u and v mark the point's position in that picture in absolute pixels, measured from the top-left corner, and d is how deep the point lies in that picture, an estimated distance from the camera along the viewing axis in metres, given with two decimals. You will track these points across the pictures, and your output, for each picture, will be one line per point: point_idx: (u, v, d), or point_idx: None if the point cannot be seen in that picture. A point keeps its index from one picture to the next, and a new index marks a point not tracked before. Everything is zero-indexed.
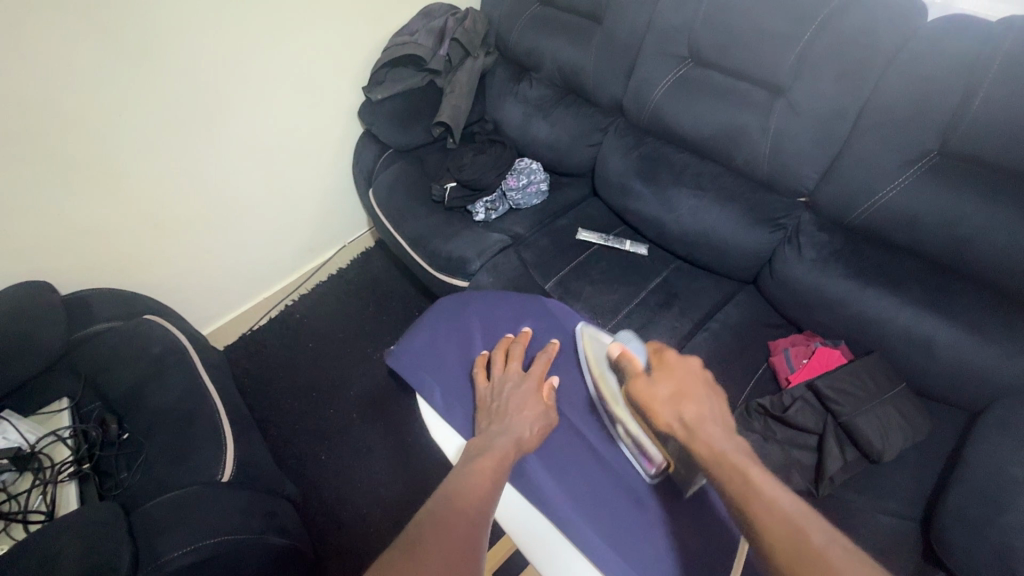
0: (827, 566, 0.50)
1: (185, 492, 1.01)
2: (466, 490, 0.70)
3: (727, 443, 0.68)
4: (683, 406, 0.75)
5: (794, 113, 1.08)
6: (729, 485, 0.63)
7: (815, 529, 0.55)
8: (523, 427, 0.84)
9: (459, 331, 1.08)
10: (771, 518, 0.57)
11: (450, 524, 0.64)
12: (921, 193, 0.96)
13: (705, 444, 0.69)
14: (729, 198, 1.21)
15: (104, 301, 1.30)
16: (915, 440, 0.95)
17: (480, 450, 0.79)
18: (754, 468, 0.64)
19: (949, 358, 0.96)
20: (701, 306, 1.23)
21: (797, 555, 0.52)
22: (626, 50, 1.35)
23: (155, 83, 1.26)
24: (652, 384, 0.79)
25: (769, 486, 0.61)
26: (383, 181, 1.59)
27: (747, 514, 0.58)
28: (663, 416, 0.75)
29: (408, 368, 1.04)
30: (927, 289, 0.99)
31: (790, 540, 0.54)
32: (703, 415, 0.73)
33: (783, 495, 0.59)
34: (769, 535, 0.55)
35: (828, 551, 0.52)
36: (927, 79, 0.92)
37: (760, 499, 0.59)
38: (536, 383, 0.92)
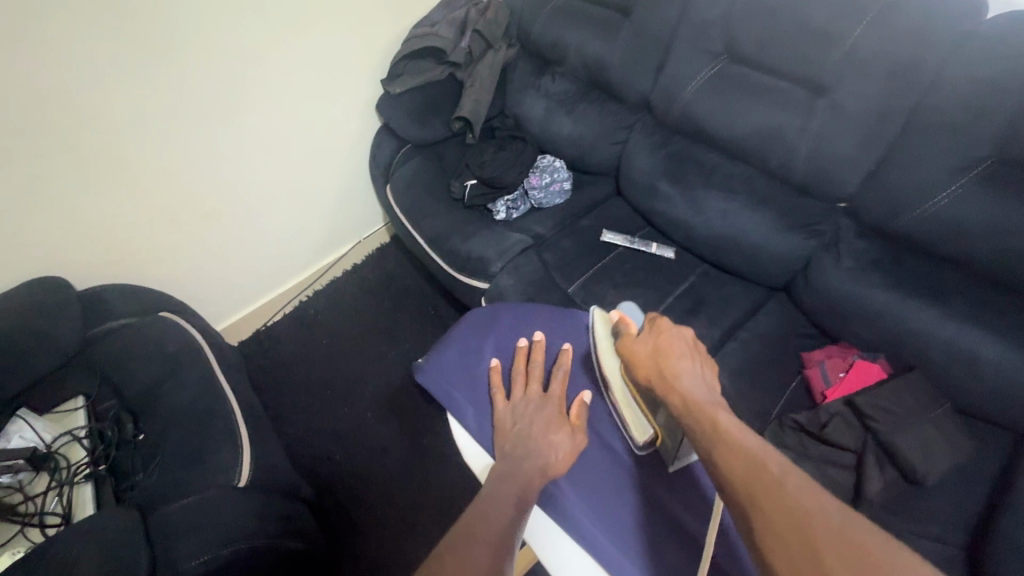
0: (778, 492, 0.49)
1: (202, 496, 0.99)
2: (492, 515, 0.69)
3: (700, 393, 0.68)
4: (664, 361, 0.75)
5: (837, 115, 1.02)
6: (696, 430, 0.62)
7: (774, 459, 0.53)
8: (550, 454, 0.80)
9: (488, 344, 1.03)
10: (732, 455, 0.56)
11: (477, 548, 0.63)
12: (974, 202, 0.90)
13: (680, 394, 0.69)
14: (764, 203, 1.16)
15: (119, 295, 1.28)
16: (959, 462, 0.91)
17: (502, 477, 0.76)
18: (722, 412, 0.63)
19: (998, 377, 0.91)
20: (732, 314, 1.19)
21: (754, 486, 0.51)
22: (657, 45, 1.29)
23: (174, 77, 1.23)
24: (640, 342, 0.80)
25: (735, 427, 0.59)
26: (401, 177, 1.55)
27: (711, 454, 0.58)
28: (644, 371, 0.76)
29: (439, 385, 1.00)
30: (977, 304, 0.94)
31: (751, 473, 0.52)
32: (682, 369, 0.72)
33: (745, 433, 0.58)
34: (731, 473, 0.54)
35: (785, 478, 0.51)
36: (984, 81, 0.87)
37: (725, 439, 0.58)
38: (558, 406, 0.87)
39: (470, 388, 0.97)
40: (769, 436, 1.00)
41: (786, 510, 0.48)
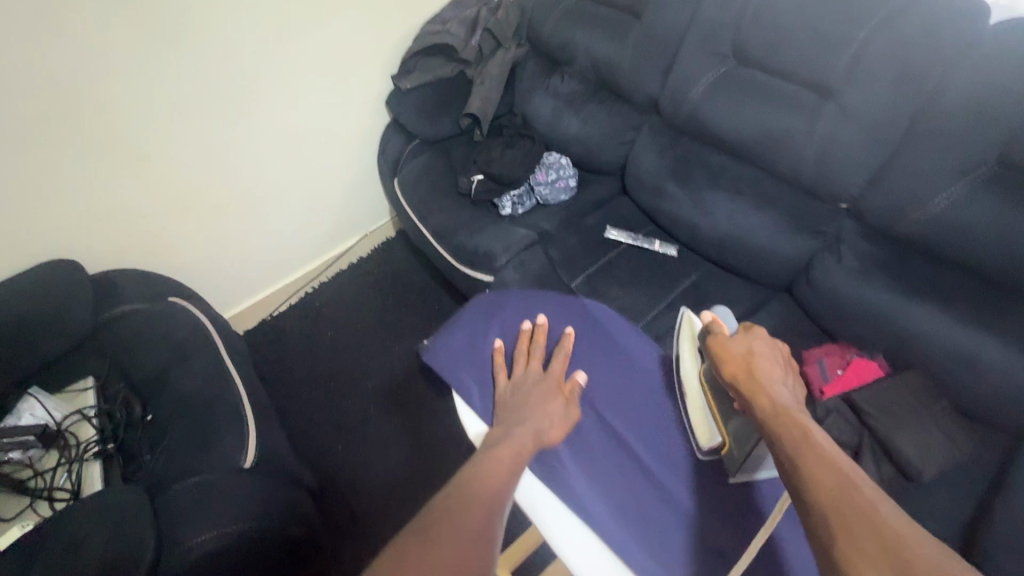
0: (871, 513, 0.49)
1: (207, 478, 0.99)
2: (483, 475, 0.70)
3: (789, 402, 0.69)
4: (755, 366, 0.76)
5: (843, 117, 1.04)
6: (782, 429, 0.64)
7: (866, 482, 0.53)
8: (543, 420, 0.83)
9: (496, 330, 1.03)
10: (821, 459, 0.56)
11: (471, 508, 0.63)
12: (977, 206, 0.91)
13: (768, 397, 0.70)
14: (768, 204, 1.18)
15: (131, 283, 1.29)
16: (957, 461, 0.92)
17: (496, 441, 0.79)
18: (812, 425, 0.64)
19: (997, 379, 0.92)
20: (733, 312, 1.20)
21: (841, 495, 0.51)
22: (665, 46, 1.31)
23: (191, 65, 1.26)
24: (731, 345, 0.81)
25: (827, 440, 0.60)
26: (409, 171, 1.57)
27: (796, 453, 0.59)
28: (731, 370, 0.77)
29: (446, 367, 1.00)
30: (977, 307, 0.95)
31: (838, 481, 0.53)
32: (774, 378, 0.74)
33: (835, 449, 0.58)
34: (814, 473, 0.55)
35: (877, 502, 0.50)
36: (990, 86, 0.88)
37: (815, 447, 0.58)
38: (555, 379, 0.90)
39: (477, 369, 0.98)
40: None
41: (878, 530, 0.48)
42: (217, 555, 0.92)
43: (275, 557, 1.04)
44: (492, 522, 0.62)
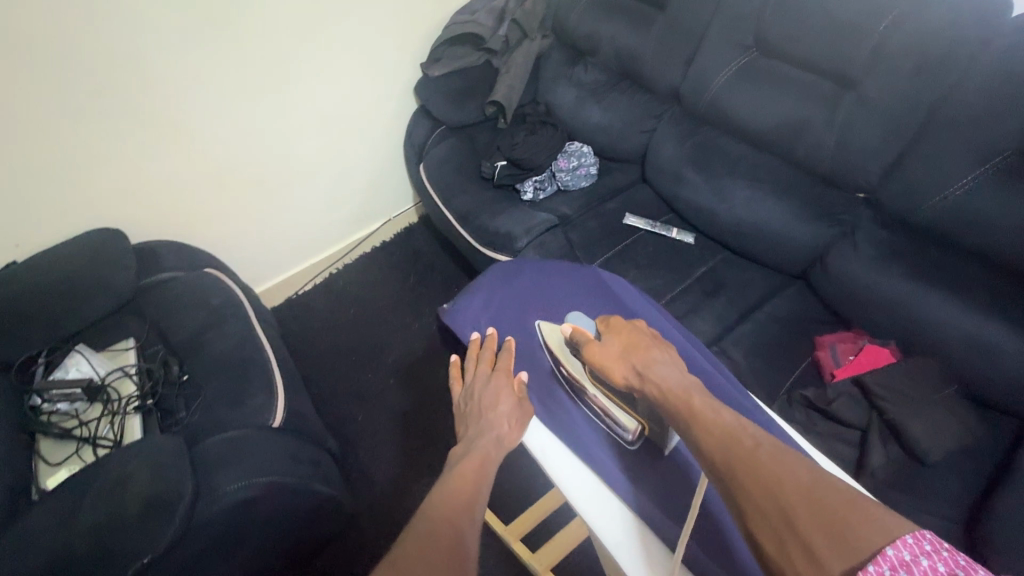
0: (754, 463, 0.54)
1: (241, 433, 1.06)
2: (449, 492, 0.69)
3: (675, 378, 0.71)
4: (635, 356, 0.77)
5: (861, 106, 1.06)
6: (675, 416, 0.66)
7: (748, 434, 0.58)
8: (501, 422, 0.82)
9: (511, 294, 1.06)
10: (710, 434, 0.60)
11: (443, 530, 0.61)
12: (991, 193, 0.93)
13: (655, 383, 0.72)
14: (784, 192, 1.20)
15: (170, 253, 1.37)
16: (965, 444, 0.93)
17: (460, 454, 0.77)
18: (697, 395, 0.67)
19: (1011, 367, 0.93)
20: (749, 297, 1.23)
21: (731, 461, 0.56)
22: (689, 37, 1.34)
23: (230, 49, 1.32)
24: (605, 345, 0.82)
25: (710, 406, 0.64)
26: (435, 156, 1.63)
27: (692, 437, 0.62)
28: (618, 369, 0.77)
29: (465, 324, 1.03)
30: (993, 294, 0.96)
31: (726, 449, 0.57)
32: (655, 360, 0.76)
33: (720, 412, 0.62)
34: (708, 449, 0.58)
35: (757, 449, 0.55)
36: (1008, 75, 0.89)
37: (699, 421, 0.62)
38: (506, 377, 0.89)
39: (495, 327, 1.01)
40: (777, 409, 1.04)
41: (759, 479, 0.52)
42: (248, 504, 0.97)
43: (299, 513, 1.09)
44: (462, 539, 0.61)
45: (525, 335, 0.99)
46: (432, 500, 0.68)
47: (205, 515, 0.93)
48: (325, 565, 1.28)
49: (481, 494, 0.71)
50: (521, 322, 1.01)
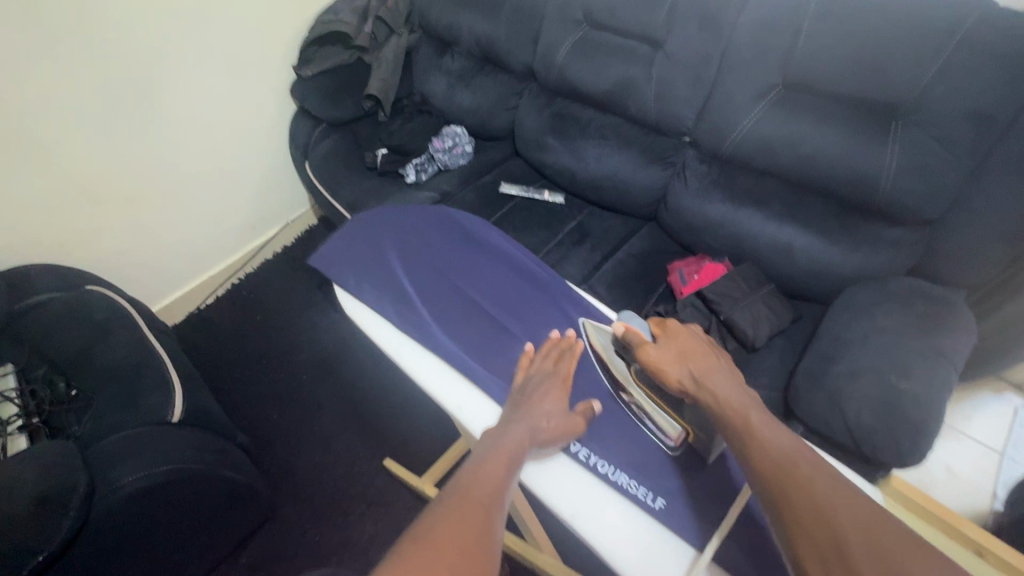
0: (811, 493, 0.55)
1: (139, 431, 1.05)
2: (474, 474, 0.64)
3: (733, 390, 0.68)
4: (695, 365, 0.72)
5: (672, 63, 1.24)
6: (729, 427, 0.65)
7: (804, 461, 0.58)
8: (543, 419, 0.74)
9: (368, 237, 1.11)
10: (765, 454, 0.60)
11: (469, 521, 0.57)
12: (770, 121, 1.14)
13: (712, 394, 0.68)
14: (628, 145, 1.37)
15: (45, 277, 1.33)
16: (779, 327, 1.14)
17: (490, 440, 0.71)
18: (755, 412, 0.65)
19: (808, 261, 1.15)
20: (612, 242, 1.39)
21: (787, 484, 0.56)
22: (532, 18, 1.48)
23: (84, 60, 1.31)
24: (659, 346, 0.76)
25: (767, 426, 0.63)
26: (319, 153, 1.68)
27: (745, 457, 0.61)
28: (672, 374, 0.73)
29: (327, 263, 1.07)
30: (787, 204, 1.18)
31: (784, 471, 0.57)
32: (714, 368, 0.71)
33: (776, 432, 0.62)
34: (762, 466, 0.59)
35: (815, 480, 0.56)
36: (769, 24, 1.09)
37: (756, 442, 0.61)
38: (565, 379, 0.80)
39: (357, 264, 1.05)
40: None
41: (816, 510, 0.54)
42: (151, 491, 0.99)
43: (212, 495, 1.13)
44: (484, 539, 0.56)
45: (384, 267, 1.04)
46: (455, 481, 0.64)
47: (105, 507, 0.94)
48: (251, 557, 1.31)
49: (511, 487, 0.65)
50: (379, 253, 1.07)
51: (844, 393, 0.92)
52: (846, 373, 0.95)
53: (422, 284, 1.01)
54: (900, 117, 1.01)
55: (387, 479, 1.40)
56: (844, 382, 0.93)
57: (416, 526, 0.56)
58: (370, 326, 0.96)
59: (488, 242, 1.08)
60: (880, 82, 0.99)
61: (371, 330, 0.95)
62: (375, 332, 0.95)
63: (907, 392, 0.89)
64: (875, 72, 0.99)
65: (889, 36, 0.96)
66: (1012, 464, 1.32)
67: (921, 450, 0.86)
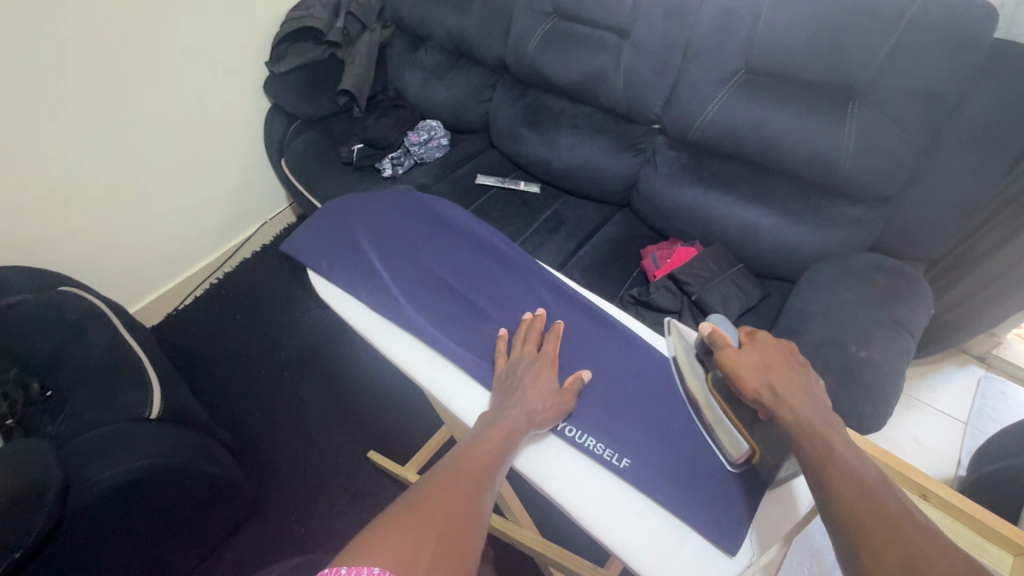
0: (897, 530, 0.50)
1: (112, 429, 1.04)
2: (469, 450, 0.65)
3: (818, 415, 0.62)
4: (778, 381, 0.65)
5: (639, 52, 1.27)
6: (808, 449, 0.59)
7: (894, 500, 0.53)
8: (536, 403, 0.74)
9: (340, 223, 1.12)
10: (846, 482, 0.55)
11: (463, 492, 0.58)
12: (735, 106, 1.17)
13: (794, 412, 0.62)
14: (600, 133, 1.40)
15: (15, 277, 1.31)
16: (748, 304, 1.17)
17: (486, 422, 0.72)
18: (840, 440, 0.59)
19: (775, 241, 1.19)
20: (587, 229, 1.42)
21: (874, 523, 0.51)
22: (503, 11, 1.49)
23: (49, 56, 1.28)
24: (743, 355, 0.68)
25: (853, 458, 0.57)
26: (294, 151, 1.67)
27: (820, 480, 0.56)
28: (752, 385, 0.65)
29: (299, 249, 1.07)
30: (753, 186, 1.22)
31: (868, 509, 0.52)
32: (797, 388, 0.64)
33: (863, 464, 0.56)
34: (848, 500, 0.53)
35: (904, 519, 0.51)
36: (730, 11, 1.12)
37: (837, 468, 0.56)
38: (551, 362, 0.81)
39: (329, 248, 1.06)
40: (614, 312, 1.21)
41: (898, 545, 0.49)
42: (128, 486, 0.99)
43: (192, 490, 1.13)
44: (477, 515, 0.57)
45: (356, 251, 1.05)
46: (451, 455, 0.65)
47: (81, 502, 0.93)
48: (235, 552, 1.31)
49: (502, 468, 0.66)
50: (352, 239, 1.08)
51: (808, 362, 0.96)
52: (810, 344, 0.98)
53: (394, 267, 1.02)
54: (855, 98, 1.05)
55: (370, 470, 1.41)
56: (808, 352, 0.97)
57: (411, 491, 0.57)
58: (342, 307, 0.97)
59: (460, 225, 1.10)
60: (836, 65, 1.02)
61: (344, 312, 0.96)
62: (347, 313, 0.96)
63: (867, 359, 0.93)
64: (830, 55, 1.02)
65: (843, 20, 1.00)
66: (974, 431, 1.38)
67: (881, 413, 0.90)
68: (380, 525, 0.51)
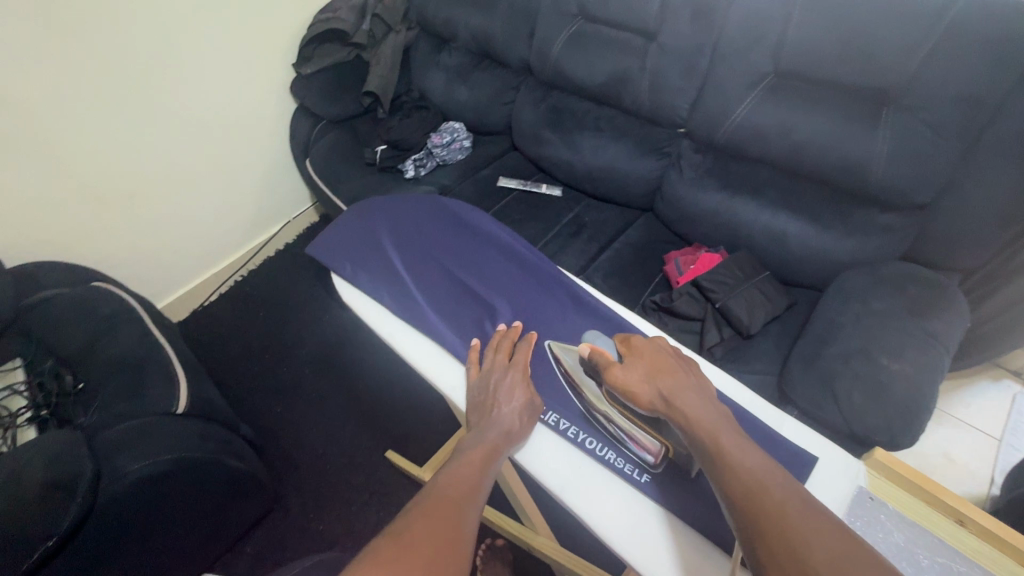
0: (780, 515, 0.51)
1: (143, 420, 1.07)
2: (451, 478, 0.66)
3: (707, 409, 0.65)
4: (666, 385, 0.69)
5: (665, 54, 1.25)
6: (700, 452, 0.61)
7: (776, 482, 0.54)
8: (511, 420, 0.75)
9: (364, 226, 1.13)
10: (734, 473, 0.56)
11: (447, 516, 0.59)
12: (763, 110, 1.15)
13: (682, 413, 0.66)
14: (623, 136, 1.39)
15: (51, 273, 1.36)
16: (775, 313, 1.15)
17: (466, 446, 0.72)
18: (724, 430, 0.62)
19: (803, 248, 1.16)
20: (609, 233, 1.41)
21: (757, 513, 0.52)
22: (528, 13, 1.49)
23: (85, 59, 1.32)
24: (627, 368, 0.73)
25: (737, 445, 0.59)
26: (319, 150, 1.70)
27: (713, 473, 0.58)
28: (644, 395, 0.70)
29: (324, 252, 1.08)
30: (780, 193, 1.19)
31: (753, 496, 0.54)
32: (681, 384, 0.69)
33: (748, 454, 0.58)
34: (733, 494, 0.55)
35: (786, 502, 0.52)
36: (760, 12, 1.10)
37: (724, 460, 0.58)
38: (522, 372, 0.82)
39: (351, 252, 1.07)
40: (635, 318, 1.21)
41: (781, 529, 0.50)
42: (153, 479, 1.01)
43: (214, 484, 1.15)
44: (462, 535, 0.57)
45: (376, 253, 1.06)
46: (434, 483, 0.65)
47: (109, 493, 0.96)
48: (254, 547, 1.33)
49: (485, 487, 0.67)
50: (374, 241, 1.09)
51: (836, 374, 0.94)
52: (840, 356, 0.96)
53: (417, 270, 1.03)
54: (890, 104, 1.02)
55: (389, 470, 1.42)
56: (836, 364, 0.95)
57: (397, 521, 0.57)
58: (365, 311, 0.98)
59: (483, 229, 1.10)
60: (870, 68, 0.99)
61: (367, 316, 0.98)
62: (371, 318, 0.97)
63: (899, 373, 0.90)
64: (865, 59, 0.99)
65: (881, 22, 0.96)
66: (1009, 449, 1.33)
67: (916, 430, 0.87)
68: (368, 555, 0.52)
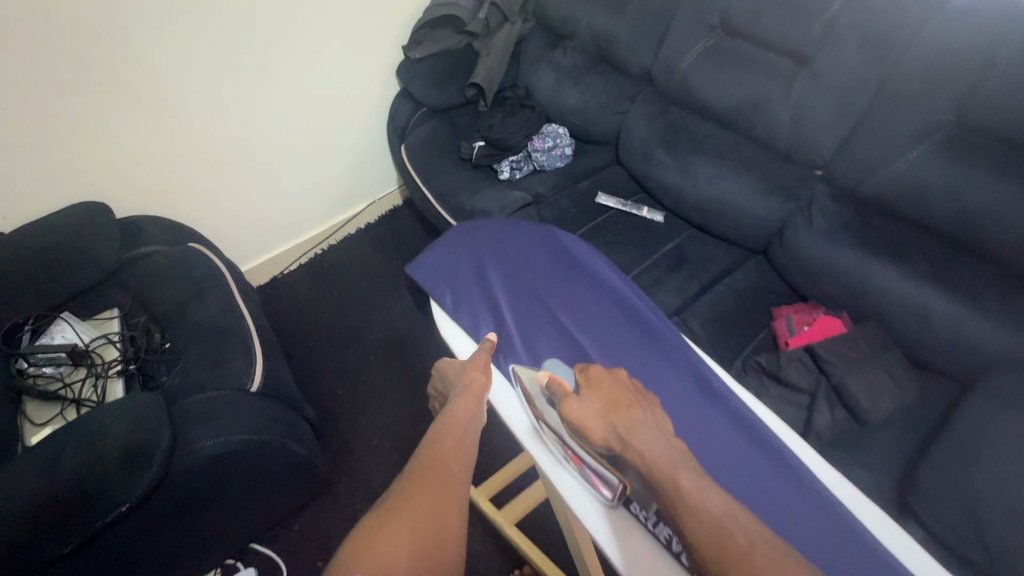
0: (747, 564, 0.50)
1: (219, 395, 1.10)
2: (442, 431, 0.72)
3: (663, 449, 0.61)
4: (621, 420, 0.65)
5: (817, 85, 1.11)
6: (659, 495, 0.57)
7: (739, 526, 0.53)
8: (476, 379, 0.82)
9: (470, 250, 1.08)
10: (697, 520, 0.54)
11: (444, 473, 0.65)
12: (933, 167, 0.99)
13: (638, 454, 0.61)
14: (747, 169, 1.25)
15: (154, 228, 1.42)
16: (901, 403, 0.99)
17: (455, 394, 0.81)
18: (683, 471, 0.58)
19: (950, 335, 0.99)
20: (711, 272, 1.28)
21: (722, 560, 0.51)
22: (661, 19, 1.38)
23: (214, 23, 1.35)
24: (582, 401, 0.68)
25: (698, 486, 0.56)
26: (416, 137, 1.65)
27: (672, 514, 0.55)
28: (596, 432, 0.66)
29: (424, 275, 1.05)
30: (934, 266, 1.02)
31: (717, 544, 0.52)
32: (636, 420, 0.65)
33: (709, 497, 0.55)
34: (697, 540, 0.53)
35: (751, 550, 0.51)
36: (950, 51, 0.94)
37: (684, 504, 0.55)
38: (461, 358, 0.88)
39: (453, 280, 1.03)
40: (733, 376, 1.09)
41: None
42: (224, 457, 1.03)
43: (277, 466, 1.16)
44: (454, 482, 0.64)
45: (477, 286, 1.02)
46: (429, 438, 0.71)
47: (183, 465, 0.98)
48: (301, 527, 1.34)
49: (474, 431, 0.75)
50: (477, 270, 1.04)
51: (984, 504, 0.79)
52: (994, 477, 0.80)
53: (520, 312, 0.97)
54: None
55: None
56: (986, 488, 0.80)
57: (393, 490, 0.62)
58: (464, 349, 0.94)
59: (594, 273, 1.03)
60: None
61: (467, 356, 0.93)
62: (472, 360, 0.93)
63: None
64: None
65: None
66: None
67: None
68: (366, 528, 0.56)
